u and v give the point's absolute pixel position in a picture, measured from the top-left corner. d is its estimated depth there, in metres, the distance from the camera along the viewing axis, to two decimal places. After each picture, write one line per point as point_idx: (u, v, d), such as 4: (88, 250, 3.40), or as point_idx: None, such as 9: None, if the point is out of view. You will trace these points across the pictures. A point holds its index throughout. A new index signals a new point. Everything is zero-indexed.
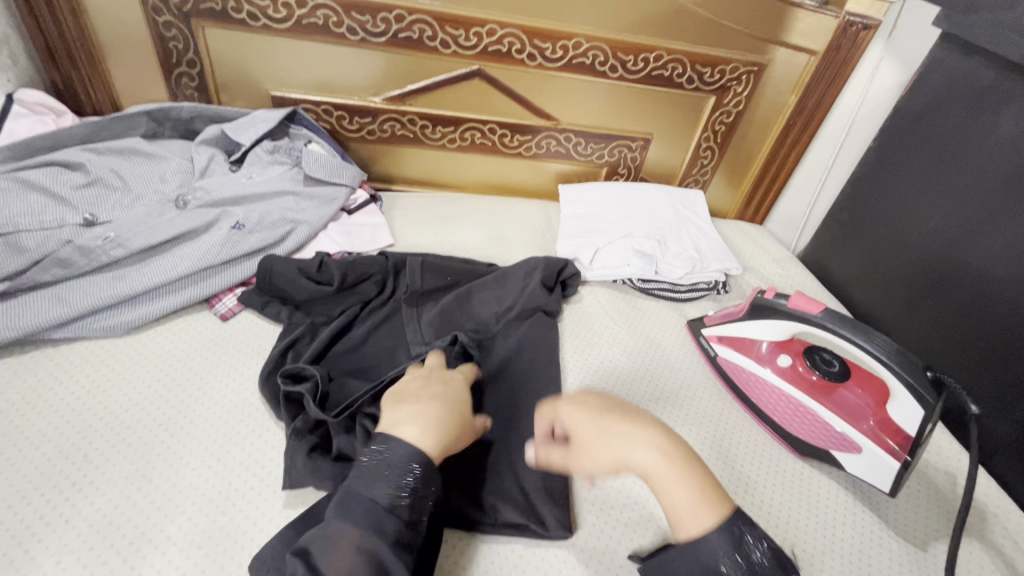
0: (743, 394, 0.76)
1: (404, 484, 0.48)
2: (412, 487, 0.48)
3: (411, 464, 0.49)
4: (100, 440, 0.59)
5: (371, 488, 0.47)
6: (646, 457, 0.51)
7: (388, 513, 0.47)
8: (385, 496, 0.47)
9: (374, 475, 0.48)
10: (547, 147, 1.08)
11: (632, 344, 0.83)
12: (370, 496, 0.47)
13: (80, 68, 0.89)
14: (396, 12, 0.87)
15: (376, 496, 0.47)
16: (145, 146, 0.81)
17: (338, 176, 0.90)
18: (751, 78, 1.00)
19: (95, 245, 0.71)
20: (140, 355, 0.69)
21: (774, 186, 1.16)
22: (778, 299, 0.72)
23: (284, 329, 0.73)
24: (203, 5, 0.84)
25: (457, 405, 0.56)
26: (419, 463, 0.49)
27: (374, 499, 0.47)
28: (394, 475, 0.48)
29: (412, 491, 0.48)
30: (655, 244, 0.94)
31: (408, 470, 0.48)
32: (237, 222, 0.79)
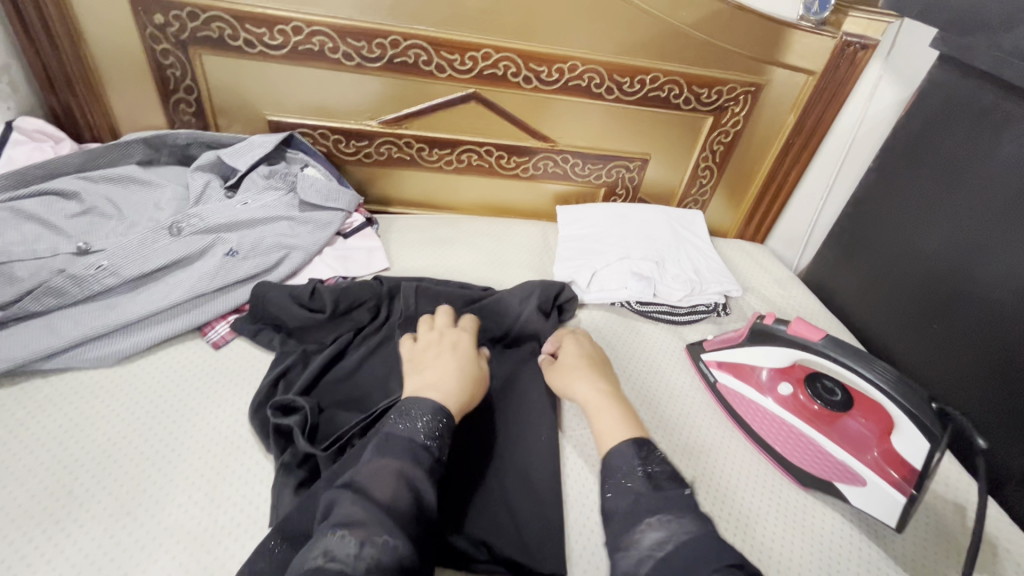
0: (745, 422, 0.74)
1: (430, 428, 0.55)
2: (440, 431, 0.55)
3: (433, 413, 0.56)
4: (87, 476, 0.58)
5: (402, 431, 0.54)
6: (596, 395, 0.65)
7: (420, 449, 0.53)
8: (420, 435, 0.54)
9: (402, 424, 0.55)
10: (544, 168, 1.08)
11: (632, 369, 0.81)
12: (407, 435, 0.53)
13: (79, 95, 0.90)
14: (391, 38, 0.88)
15: (413, 435, 0.54)
16: (141, 174, 0.82)
17: (334, 200, 0.90)
18: (748, 98, 1.00)
19: (88, 274, 0.70)
20: (130, 385, 0.68)
21: (774, 205, 1.16)
22: (778, 325, 0.71)
23: (276, 357, 0.73)
24: (200, 33, 0.85)
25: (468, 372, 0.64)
26: (441, 412, 0.56)
27: (406, 439, 0.53)
28: (426, 421, 0.55)
29: (437, 434, 0.55)
30: (654, 266, 0.93)
31: (431, 417, 0.55)
32: (231, 248, 0.79)
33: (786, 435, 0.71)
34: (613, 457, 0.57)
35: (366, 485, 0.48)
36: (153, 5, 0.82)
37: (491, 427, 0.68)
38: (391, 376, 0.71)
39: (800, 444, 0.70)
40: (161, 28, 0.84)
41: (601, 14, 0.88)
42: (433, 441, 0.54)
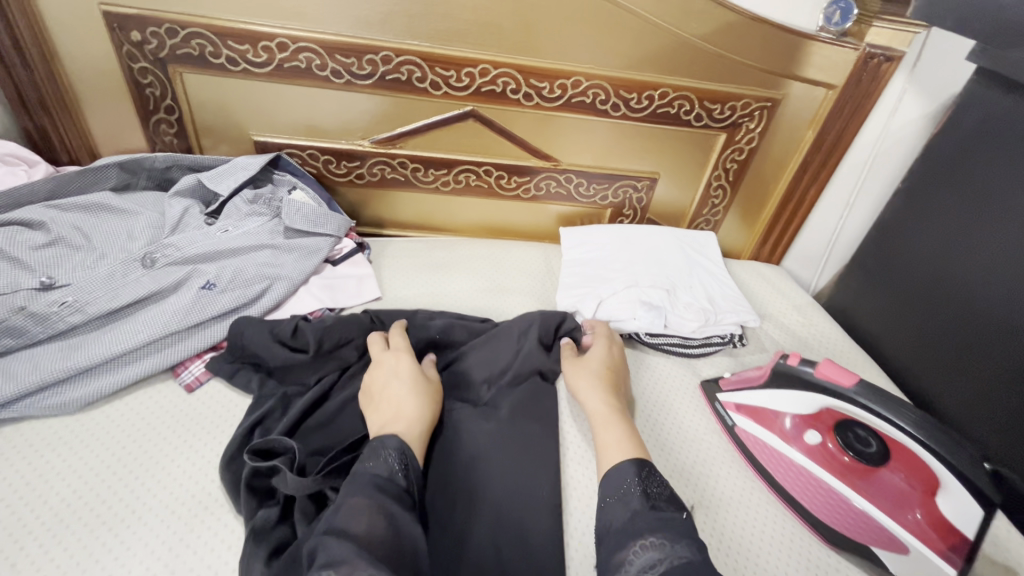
0: (768, 473, 0.67)
1: (398, 460, 0.53)
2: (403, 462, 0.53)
3: (398, 445, 0.54)
4: (33, 543, 0.52)
5: (370, 466, 0.51)
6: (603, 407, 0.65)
7: (391, 481, 0.51)
8: (385, 470, 0.51)
9: (371, 459, 0.52)
10: (547, 188, 1.02)
11: (642, 412, 0.74)
12: (371, 471, 0.51)
13: (54, 116, 0.85)
14: (382, 54, 0.82)
15: (376, 470, 0.51)
16: (114, 202, 0.77)
17: (322, 226, 0.85)
18: (764, 114, 0.93)
19: (50, 311, 0.65)
20: (92, 434, 0.62)
21: (791, 226, 1.09)
22: (804, 367, 0.65)
23: (253, 403, 0.66)
24: (180, 51, 0.80)
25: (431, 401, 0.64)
26: (405, 444, 0.55)
27: (377, 472, 0.51)
28: (389, 455, 0.53)
29: (405, 466, 0.53)
30: (665, 294, 0.86)
31: (397, 449, 0.54)
32: (207, 281, 0.73)
33: (814, 489, 0.64)
34: (613, 474, 0.55)
35: (347, 521, 0.45)
36: (129, 21, 0.77)
37: (485, 479, 0.61)
38: None
39: (830, 500, 0.63)
40: (138, 46, 0.80)
41: (606, 26, 0.82)
42: (402, 472, 0.52)
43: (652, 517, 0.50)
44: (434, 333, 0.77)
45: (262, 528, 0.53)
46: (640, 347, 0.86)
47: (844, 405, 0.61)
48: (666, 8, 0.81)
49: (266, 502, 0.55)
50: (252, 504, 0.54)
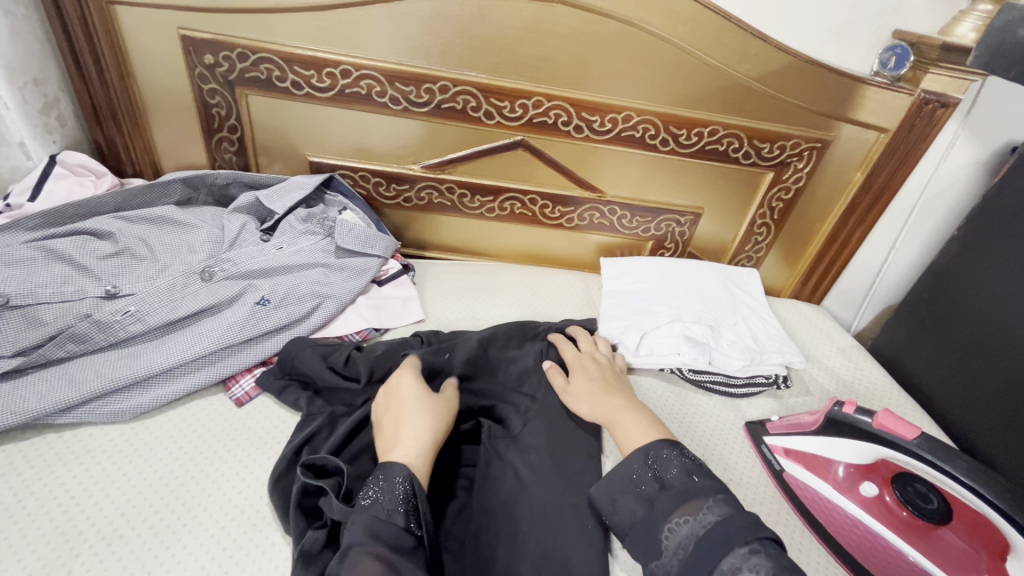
0: (821, 526, 0.65)
1: (401, 500, 0.49)
2: (406, 504, 0.49)
3: (403, 479, 0.51)
4: (88, 552, 0.52)
5: (372, 506, 0.48)
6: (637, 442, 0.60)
7: (389, 522, 0.47)
8: (385, 512, 0.48)
9: (368, 495, 0.49)
10: (590, 219, 1.03)
11: (732, 443, 0.75)
12: (372, 513, 0.47)
13: (124, 130, 0.89)
14: (440, 84, 0.85)
15: (377, 512, 0.48)
16: (177, 215, 0.79)
17: (371, 247, 0.86)
18: (813, 154, 0.93)
19: (113, 319, 0.67)
20: (146, 443, 0.63)
21: (835, 266, 1.08)
22: (861, 416, 0.63)
23: (302, 421, 0.67)
24: (248, 74, 0.84)
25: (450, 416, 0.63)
26: (407, 475, 0.51)
27: (376, 514, 0.47)
28: (390, 499, 0.49)
29: (411, 507, 0.49)
30: (709, 331, 0.85)
31: (402, 486, 0.50)
32: (262, 297, 0.74)
33: (870, 542, 0.62)
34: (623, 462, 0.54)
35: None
36: (204, 45, 0.81)
37: (528, 512, 0.60)
38: None
39: (887, 556, 0.61)
40: (210, 68, 0.83)
41: (661, 64, 0.84)
42: (403, 511, 0.49)
43: (668, 494, 0.49)
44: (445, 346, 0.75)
45: (309, 551, 0.52)
46: (652, 403, 0.79)
47: (906, 459, 0.60)
48: (720, 49, 0.82)
49: (313, 524, 0.55)
50: (301, 525, 0.54)
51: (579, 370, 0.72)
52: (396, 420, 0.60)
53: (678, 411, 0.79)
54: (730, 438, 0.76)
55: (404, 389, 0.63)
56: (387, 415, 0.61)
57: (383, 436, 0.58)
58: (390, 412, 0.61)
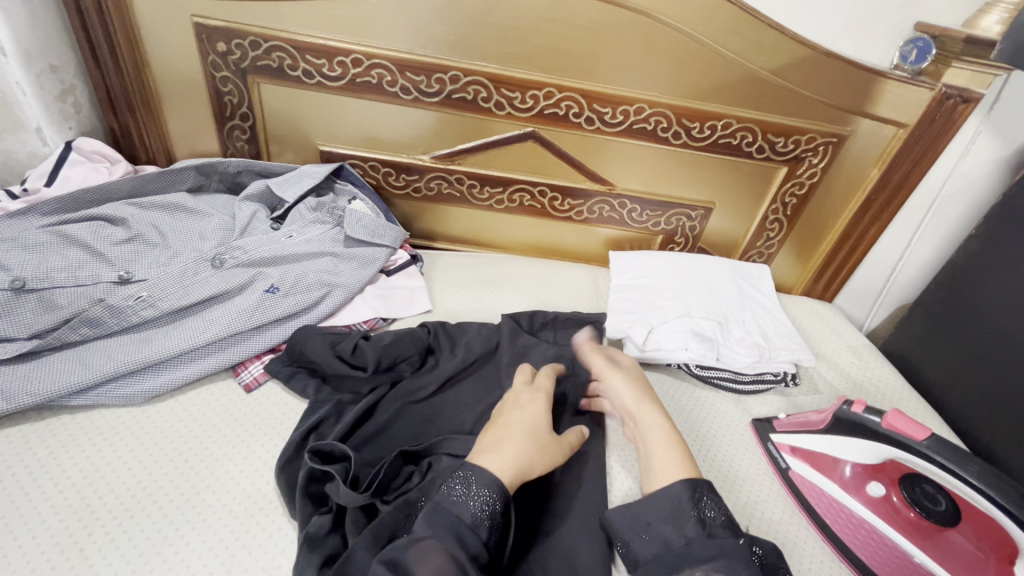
0: (827, 525, 0.64)
1: (486, 508, 0.50)
2: (491, 511, 0.50)
3: (493, 488, 0.50)
4: (100, 531, 0.54)
5: (458, 505, 0.49)
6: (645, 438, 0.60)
7: (472, 531, 0.48)
8: (470, 514, 0.49)
9: (452, 488, 0.50)
10: (599, 212, 1.02)
11: (736, 440, 0.75)
12: (457, 513, 0.49)
13: (138, 117, 0.90)
14: (451, 74, 0.85)
15: (462, 513, 0.49)
16: (189, 202, 0.80)
17: (380, 237, 0.86)
18: (828, 150, 0.92)
19: (126, 304, 0.68)
20: (157, 426, 0.64)
21: (847, 264, 1.06)
22: (869, 415, 0.62)
23: (310, 407, 0.68)
24: (260, 62, 0.84)
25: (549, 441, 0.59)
26: (500, 488, 0.51)
27: (461, 517, 0.49)
28: (478, 501, 0.50)
29: (494, 518, 0.50)
30: (718, 327, 0.85)
31: (491, 493, 0.50)
32: (272, 285, 0.75)
33: (874, 543, 0.62)
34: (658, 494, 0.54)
35: (409, 567, 0.44)
36: (216, 33, 0.81)
37: (532, 502, 0.61)
38: (427, 433, 0.68)
39: (891, 556, 0.61)
40: (223, 55, 0.84)
41: (675, 55, 0.82)
42: (486, 525, 0.49)
43: (700, 546, 0.49)
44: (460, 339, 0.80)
45: (315, 535, 0.53)
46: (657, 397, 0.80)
47: (913, 459, 0.59)
48: (736, 41, 0.81)
49: (319, 509, 0.56)
50: (307, 510, 0.55)
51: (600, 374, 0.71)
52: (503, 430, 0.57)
53: (691, 415, 0.78)
54: (735, 436, 0.76)
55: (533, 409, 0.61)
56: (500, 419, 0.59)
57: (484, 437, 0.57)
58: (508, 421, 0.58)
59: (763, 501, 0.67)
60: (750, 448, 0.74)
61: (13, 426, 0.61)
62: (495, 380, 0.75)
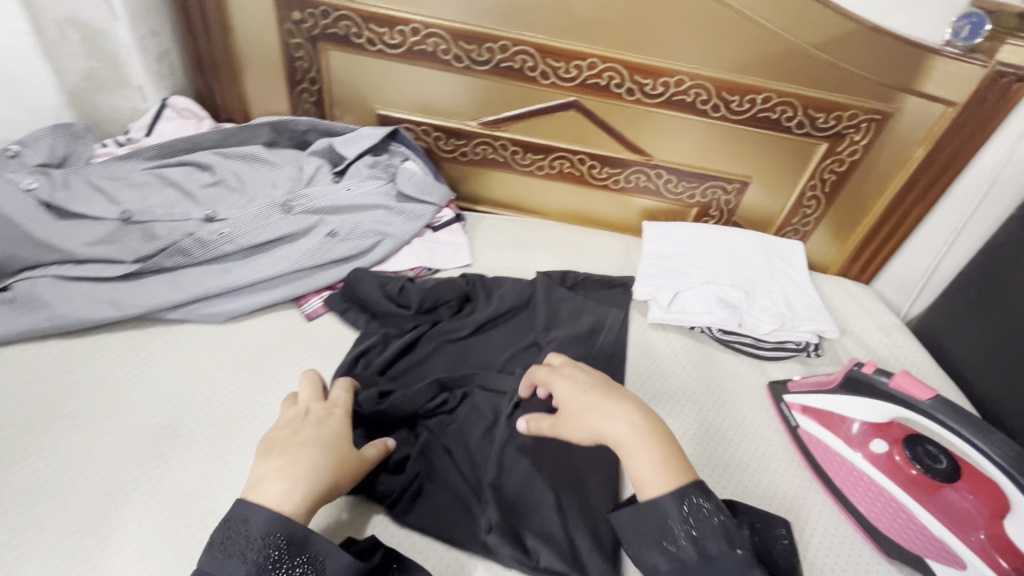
0: (829, 478, 0.69)
1: (260, 560, 0.45)
2: (273, 562, 0.45)
3: (265, 535, 0.46)
4: (190, 418, 0.64)
5: (232, 564, 0.45)
6: (634, 431, 0.55)
7: None
8: (243, 572, 0.45)
9: (246, 543, 0.46)
10: (636, 181, 1.06)
11: (751, 402, 0.80)
12: (228, 574, 0.45)
13: (221, 79, 1.01)
14: (501, 43, 0.90)
15: (234, 573, 0.45)
16: (264, 154, 0.89)
17: (428, 194, 0.95)
18: (871, 127, 0.92)
19: (211, 239, 0.78)
20: (235, 342, 0.75)
21: (887, 246, 1.05)
22: (879, 376, 0.65)
23: (360, 336, 0.77)
24: (329, 31, 0.93)
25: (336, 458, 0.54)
26: (272, 534, 0.46)
27: None
28: (253, 551, 0.45)
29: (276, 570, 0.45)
30: (743, 295, 0.88)
31: (264, 543, 0.46)
32: (332, 230, 0.85)
33: (873, 496, 0.65)
34: (650, 507, 0.51)
35: None
36: (292, 3, 0.90)
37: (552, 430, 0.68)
38: (461, 367, 0.76)
39: (888, 508, 0.64)
40: (297, 24, 0.93)
41: (717, 28, 0.85)
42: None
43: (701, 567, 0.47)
44: (495, 287, 0.87)
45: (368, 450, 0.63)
46: (676, 357, 0.85)
47: (916, 417, 0.61)
48: (780, 15, 0.83)
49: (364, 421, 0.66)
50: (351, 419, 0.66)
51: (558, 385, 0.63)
52: (288, 451, 0.52)
53: (699, 394, 0.80)
54: (750, 397, 0.80)
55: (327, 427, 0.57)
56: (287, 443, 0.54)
57: (269, 467, 0.52)
58: (290, 441, 0.54)
59: (770, 457, 0.72)
60: (763, 410, 0.79)
61: (121, 332, 0.73)
62: (526, 328, 0.82)
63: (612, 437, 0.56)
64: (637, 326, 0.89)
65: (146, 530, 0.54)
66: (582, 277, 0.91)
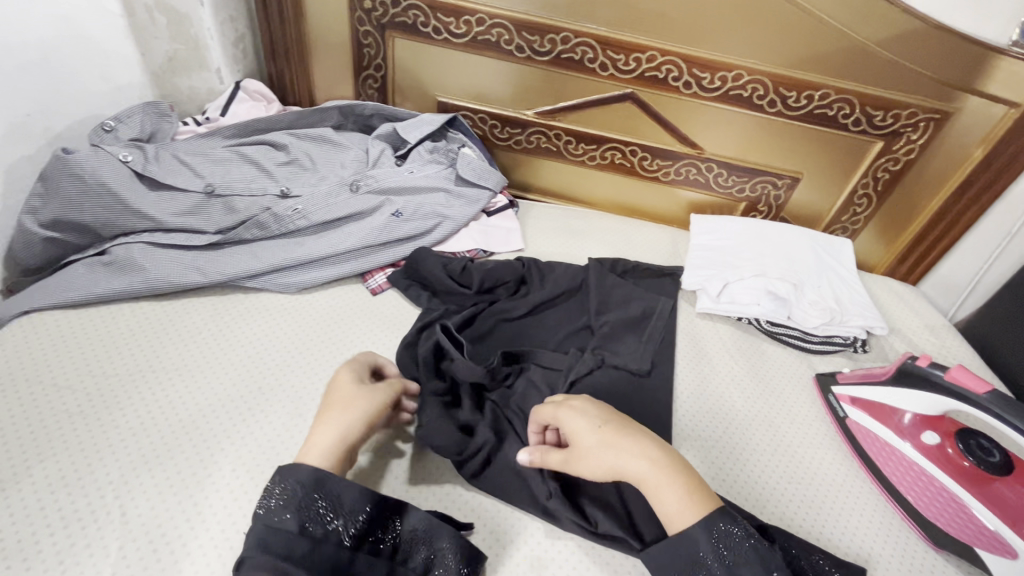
0: (878, 468, 0.70)
1: (283, 500, 0.48)
2: (293, 500, 0.48)
3: (282, 475, 0.49)
4: (272, 378, 0.69)
5: (265, 514, 0.48)
6: (655, 468, 0.52)
7: (286, 531, 0.47)
8: (279, 518, 0.48)
9: (272, 502, 0.48)
10: (685, 174, 1.08)
11: (798, 391, 0.82)
12: (266, 522, 0.48)
13: (291, 64, 1.06)
14: (563, 35, 0.93)
15: (270, 521, 0.48)
16: (333, 135, 0.94)
17: (485, 179, 0.98)
18: (930, 126, 0.92)
19: (287, 214, 0.83)
20: (309, 310, 0.80)
21: (937, 247, 1.05)
22: (933, 369, 0.67)
23: (422, 311, 0.81)
24: (398, 19, 0.97)
25: (343, 414, 0.55)
26: (287, 475, 0.49)
27: (268, 525, 0.48)
28: (280, 495, 0.49)
29: (301, 506, 0.48)
30: (793, 289, 0.88)
31: (283, 483, 0.49)
32: (396, 210, 0.89)
33: (923, 485, 0.67)
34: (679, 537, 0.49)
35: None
36: None
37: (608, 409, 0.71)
38: (522, 344, 0.79)
39: (938, 497, 0.66)
40: (367, 12, 0.97)
41: (780, 23, 0.86)
42: (298, 518, 0.48)
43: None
44: (550, 270, 0.90)
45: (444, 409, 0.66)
46: (723, 345, 0.87)
47: (970, 409, 0.63)
48: (844, 12, 0.84)
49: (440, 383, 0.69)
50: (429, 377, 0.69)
51: (569, 420, 0.57)
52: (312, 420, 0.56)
53: (747, 381, 0.82)
54: (798, 388, 0.82)
55: (332, 387, 0.58)
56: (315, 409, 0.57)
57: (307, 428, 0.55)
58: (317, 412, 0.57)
59: (818, 443, 0.74)
60: (810, 400, 0.80)
61: (205, 297, 0.79)
62: (579, 310, 0.85)
63: (632, 474, 0.52)
64: (685, 315, 0.92)
65: (238, 474, 0.59)
66: (632, 266, 0.94)
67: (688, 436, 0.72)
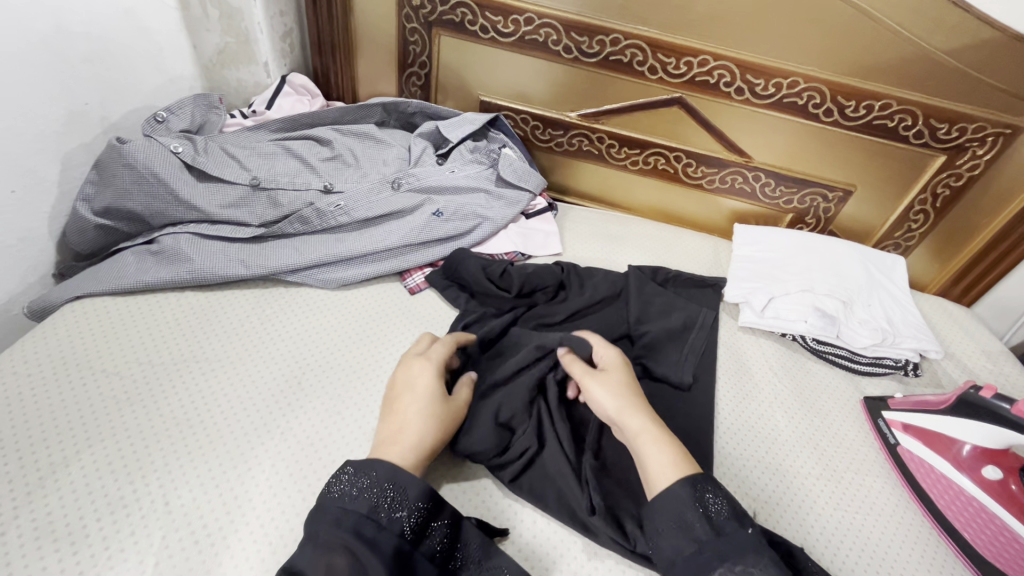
0: (932, 502, 0.66)
1: (361, 487, 0.49)
2: (367, 489, 0.49)
3: (361, 466, 0.51)
4: (311, 375, 0.69)
5: (337, 499, 0.49)
6: (653, 429, 0.57)
7: (356, 517, 0.48)
8: (352, 505, 0.48)
9: (345, 491, 0.49)
10: (730, 183, 1.05)
11: (846, 414, 0.78)
12: (338, 507, 0.48)
13: (337, 60, 1.07)
14: (612, 36, 0.91)
15: (343, 506, 0.48)
16: (376, 133, 0.95)
17: (526, 181, 0.97)
18: (998, 141, 0.87)
19: (329, 210, 0.83)
20: (347, 307, 0.80)
21: (998, 268, 0.99)
22: (999, 402, 0.64)
23: (460, 313, 0.81)
24: (445, 17, 0.96)
25: (431, 416, 0.58)
26: (368, 467, 0.50)
27: (338, 510, 0.48)
28: (358, 484, 0.49)
29: (375, 496, 0.49)
30: (841, 305, 0.86)
31: (364, 473, 0.50)
32: (437, 210, 0.89)
33: (983, 523, 0.64)
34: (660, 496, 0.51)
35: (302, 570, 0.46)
36: None
37: None
38: None
39: (998, 536, 0.63)
40: (415, 9, 0.97)
41: (843, 30, 0.82)
42: (371, 506, 0.48)
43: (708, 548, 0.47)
44: (589, 276, 0.88)
45: None
46: (766, 362, 0.85)
47: None
48: (914, 18, 0.80)
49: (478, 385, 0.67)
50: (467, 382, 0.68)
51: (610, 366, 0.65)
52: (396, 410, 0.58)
53: (791, 402, 0.79)
54: (846, 411, 0.79)
55: (417, 381, 0.61)
56: (391, 402, 0.59)
57: (384, 422, 0.58)
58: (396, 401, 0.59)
59: (866, 470, 0.71)
60: (859, 424, 0.77)
61: (248, 289, 0.80)
62: (619, 319, 0.83)
63: (631, 428, 0.57)
64: (726, 328, 0.89)
65: (277, 470, 0.59)
66: (673, 275, 0.92)
67: (728, 455, 0.70)
